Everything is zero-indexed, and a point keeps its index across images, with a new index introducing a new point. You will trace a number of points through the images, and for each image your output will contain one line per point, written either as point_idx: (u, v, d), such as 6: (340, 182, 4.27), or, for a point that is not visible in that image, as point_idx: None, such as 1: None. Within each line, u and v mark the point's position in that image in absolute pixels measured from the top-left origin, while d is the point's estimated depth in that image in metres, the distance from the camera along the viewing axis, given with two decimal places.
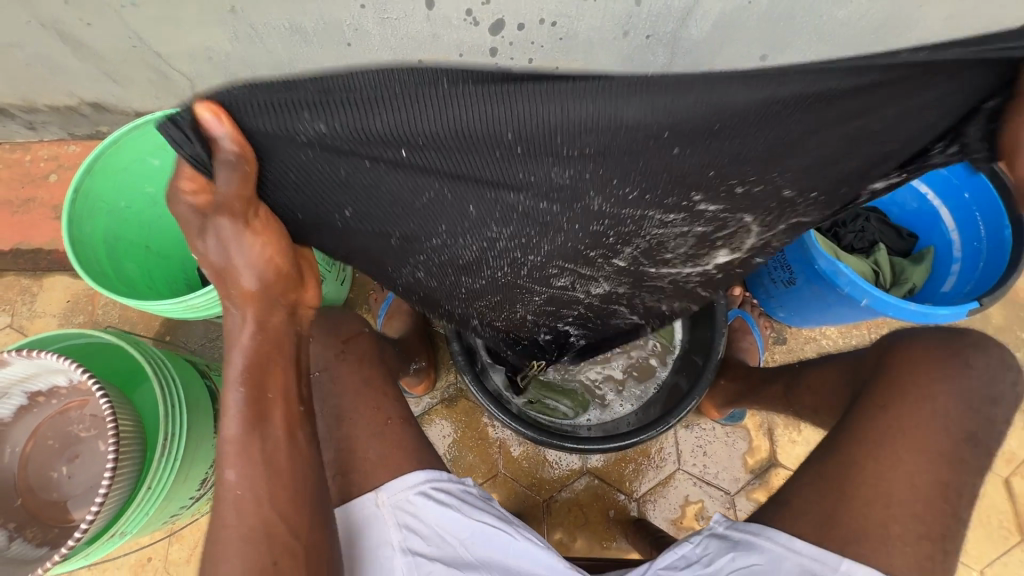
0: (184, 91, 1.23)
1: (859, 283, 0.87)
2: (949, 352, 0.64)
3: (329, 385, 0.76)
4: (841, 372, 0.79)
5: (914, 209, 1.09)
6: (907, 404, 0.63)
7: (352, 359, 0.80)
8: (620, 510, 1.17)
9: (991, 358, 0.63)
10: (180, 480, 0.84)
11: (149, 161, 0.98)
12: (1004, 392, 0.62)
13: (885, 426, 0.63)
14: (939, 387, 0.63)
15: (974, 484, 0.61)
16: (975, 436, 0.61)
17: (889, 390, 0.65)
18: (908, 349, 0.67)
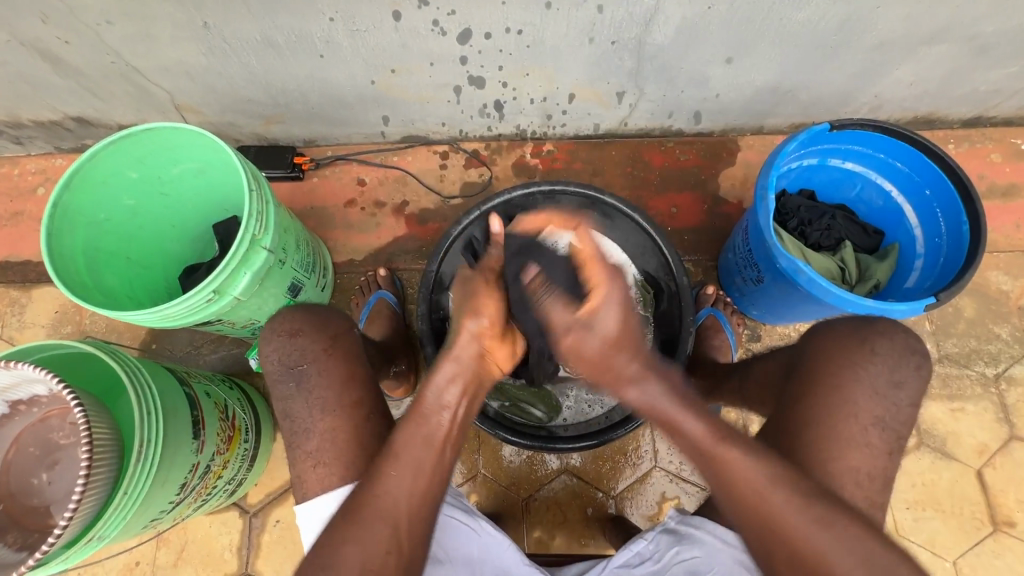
0: (165, 104, 1.27)
1: (817, 280, 0.89)
2: (857, 344, 0.74)
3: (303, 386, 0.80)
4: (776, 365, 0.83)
5: (879, 206, 1.11)
6: (821, 393, 0.72)
7: (341, 352, 0.82)
8: (598, 508, 1.19)
9: (893, 344, 0.73)
10: (159, 484, 0.85)
11: (129, 174, 1.02)
12: (907, 377, 0.72)
13: (801, 418, 0.72)
14: (849, 377, 0.72)
15: (883, 469, 0.70)
16: (883, 420, 0.71)
17: (805, 386, 0.73)
18: (821, 344, 0.76)
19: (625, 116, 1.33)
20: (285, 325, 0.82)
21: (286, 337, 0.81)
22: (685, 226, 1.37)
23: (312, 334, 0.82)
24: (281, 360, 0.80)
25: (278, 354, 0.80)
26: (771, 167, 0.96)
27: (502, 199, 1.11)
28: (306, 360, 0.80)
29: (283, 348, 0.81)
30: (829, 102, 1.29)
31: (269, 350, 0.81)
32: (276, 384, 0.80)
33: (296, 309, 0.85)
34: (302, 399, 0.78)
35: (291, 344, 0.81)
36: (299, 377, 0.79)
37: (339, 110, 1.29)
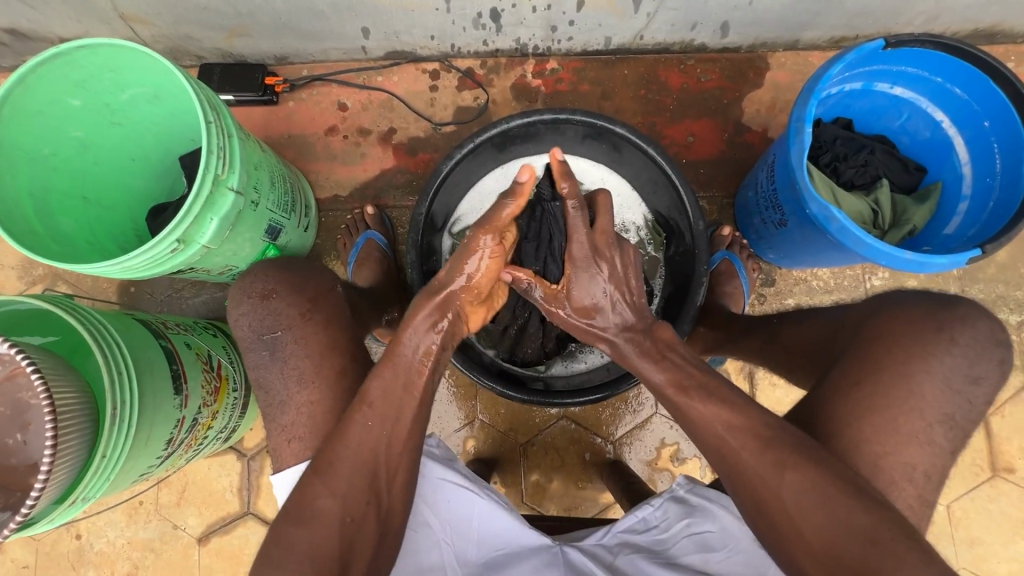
0: (107, 14, 1.09)
1: (851, 230, 0.79)
2: (933, 330, 0.63)
3: (299, 349, 0.74)
4: None
5: (925, 139, 0.98)
6: (883, 382, 0.62)
7: (320, 318, 0.77)
8: (596, 453, 1.17)
9: (977, 333, 0.62)
10: (141, 443, 0.82)
11: (69, 102, 0.89)
12: (988, 371, 0.62)
13: (849, 406, 0.62)
14: (918, 367, 0.61)
15: (943, 465, 0.62)
16: (951, 417, 0.61)
17: (865, 371, 0.63)
18: (888, 325, 0.65)
19: (641, 28, 1.15)
20: (264, 285, 0.77)
21: (259, 301, 0.76)
22: (702, 158, 1.24)
23: (288, 297, 0.76)
24: (254, 326, 0.75)
25: (250, 318, 0.75)
26: (811, 92, 0.82)
27: (499, 128, 0.97)
28: (282, 327, 0.74)
29: (254, 312, 0.76)
30: (878, 11, 1.11)
31: (240, 314, 0.75)
32: (249, 349, 0.74)
33: (273, 267, 0.79)
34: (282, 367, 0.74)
35: (263, 308, 0.75)
36: (273, 345, 0.74)
37: (312, 21, 1.12)
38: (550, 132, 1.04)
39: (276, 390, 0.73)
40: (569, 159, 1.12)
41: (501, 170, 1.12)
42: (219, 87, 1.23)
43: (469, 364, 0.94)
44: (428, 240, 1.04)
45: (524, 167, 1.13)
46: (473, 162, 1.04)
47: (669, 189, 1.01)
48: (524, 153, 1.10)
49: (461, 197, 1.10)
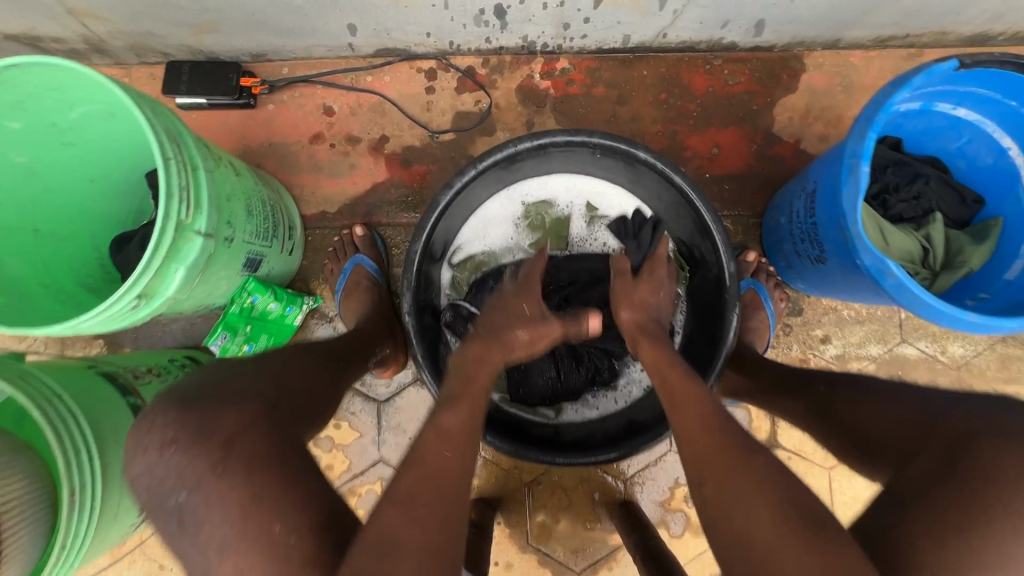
0: (53, 9, 0.95)
1: (909, 289, 0.69)
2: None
3: (211, 512, 0.51)
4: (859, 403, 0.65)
5: (987, 166, 0.86)
6: (993, 536, 0.45)
7: (237, 470, 0.52)
8: (606, 492, 1.11)
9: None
10: (109, 518, 0.74)
11: (9, 126, 0.76)
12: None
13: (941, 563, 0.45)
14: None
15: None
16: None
17: (964, 515, 0.46)
18: (994, 452, 0.48)
19: (665, 26, 1.02)
20: (159, 435, 0.54)
21: (158, 455, 0.53)
22: (727, 172, 1.12)
23: (190, 450, 0.53)
24: (153, 490, 0.53)
25: (146, 480, 0.54)
26: (871, 123, 0.71)
27: (505, 151, 0.86)
28: (186, 486, 0.51)
29: (151, 471, 0.53)
30: (936, 10, 0.98)
31: (138, 472, 0.54)
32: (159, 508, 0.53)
33: (172, 407, 0.56)
34: (194, 536, 0.51)
35: (161, 465, 0.53)
36: (182, 513, 0.52)
37: (290, 17, 0.98)
38: (562, 153, 0.92)
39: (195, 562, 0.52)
40: (583, 180, 1.01)
41: (506, 192, 1.00)
42: (188, 89, 1.10)
43: None
44: (425, 275, 0.93)
45: (532, 188, 1.01)
46: (476, 187, 0.92)
47: (695, 221, 0.90)
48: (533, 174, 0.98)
49: (462, 222, 0.99)
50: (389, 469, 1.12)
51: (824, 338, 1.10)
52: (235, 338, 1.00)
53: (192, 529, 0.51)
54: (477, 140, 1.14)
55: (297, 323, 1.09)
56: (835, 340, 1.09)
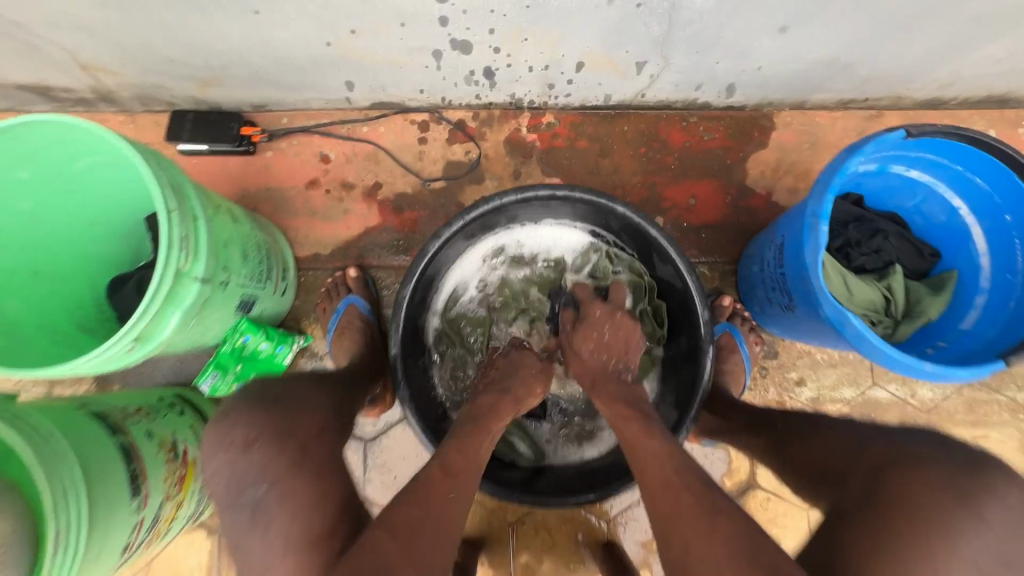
0: (66, 63, 1.00)
1: (868, 339, 0.73)
2: (956, 496, 0.50)
3: (285, 513, 0.57)
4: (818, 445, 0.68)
5: (940, 223, 0.92)
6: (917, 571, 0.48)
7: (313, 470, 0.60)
8: (589, 533, 1.12)
9: (1011, 513, 0.49)
10: (91, 563, 0.74)
11: (17, 175, 0.80)
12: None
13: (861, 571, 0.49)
14: (941, 542, 0.48)
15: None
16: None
17: (880, 530, 0.51)
18: (907, 478, 0.53)
19: (643, 87, 1.09)
20: (244, 433, 0.59)
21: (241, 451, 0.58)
22: (704, 221, 1.19)
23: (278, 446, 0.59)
24: (231, 483, 0.57)
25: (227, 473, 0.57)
26: (828, 187, 0.77)
27: (491, 204, 0.91)
28: (269, 480, 0.57)
29: (233, 466, 0.57)
30: (891, 79, 1.06)
31: (213, 470, 0.58)
32: (228, 512, 0.58)
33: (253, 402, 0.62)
34: (265, 532, 0.56)
35: (241, 462, 0.58)
36: (254, 508, 0.57)
37: (293, 75, 1.04)
38: (549, 206, 0.97)
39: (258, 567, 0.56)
40: (571, 230, 1.05)
41: (493, 239, 1.05)
42: (191, 136, 1.15)
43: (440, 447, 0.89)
44: (415, 317, 0.97)
45: (523, 237, 1.06)
46: (465, 236, 0.97)
47: (671, 275, 0.94)
48: (523, 225, 1.04)
49: (452, 267, 1.03)
50: (374, 509, 1.12)
51: (799, 381, 1.14)
52: (226, 377, 1.03)
53: (265, 524, 0.56)
54: (467, 187, 1.19)
55: (287, 362, 1.12)
56: (810, 383, 1.13)
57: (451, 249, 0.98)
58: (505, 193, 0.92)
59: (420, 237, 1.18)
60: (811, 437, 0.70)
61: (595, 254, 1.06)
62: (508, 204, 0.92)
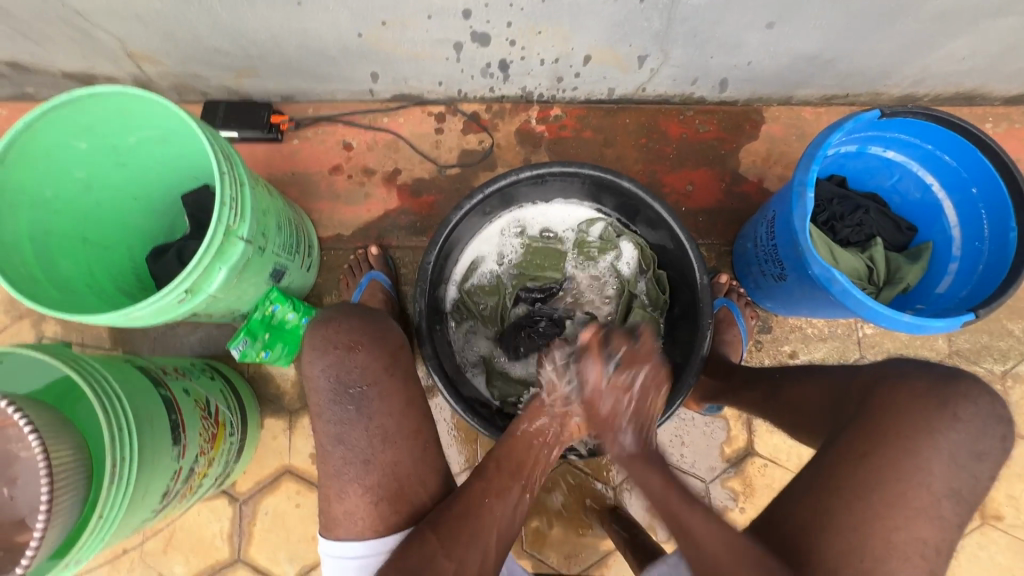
0: (114, 52, 1.09)
1: (852, 293, 0.82)
2: (935, 406, 0.61)
3: (384, 405, 0.73)
4: (815, 392, 0.76)
5: (916, 199, 1.02)
6: None
7: (400, 374, 0.75)
8: (597, 499, 1.17)
9: (979, 410, 0.59)
10: (138, 500, 0.79)
11: (77, 145, 0.87)
12: (991, 448, 0.59)
13: (860, 475, 0.60)
14: (925, 442, 0.59)
15: (953, 541, 0.57)
16: (952, 489, 0.58)
17: (869, 443, 0.61)
18: (892, 397, 0.63)
19: (644, 81, 1.19)
20: (345, 339, 0.71)
21: (348, 352, 0.71)
22: (701, 206, 1.28)
23: (376, 350, 0.73)
24: (338, 379, 0.71)
25: (335, 369, 0.71)
26: (813, 159, 0.86)
27: (508, 179, 0.99)
28: (369, 381, 0.72)
29: (341, 364, 0.71)
30: (868, 75, 1.17)
31: (324, 366, 0.71)
32: (330, 406, 0.71)
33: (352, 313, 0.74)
34: (367, 423, 0.72)
35: (348, 360, 0.71)
36: (359, 400, 0.72)
37: (323, 66, 1.13)
38: (559, 184, 1.06)
39: (359, 448, 0.72)
40: (578, 209, 1.14)
41: (507, 216, 1.14)
42: (223, 123, 1.23)
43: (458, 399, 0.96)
44: (435, 286, 1.04)
45: (533, 215, 1.15)
46: (481, 212, 1.05)
47: (671, 244, 1.03)
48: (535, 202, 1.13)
49: (468, 242, 1.11)
50: None
51: (792, 354, 1.21)
52: (255, 344, 1.07)
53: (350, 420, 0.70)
54: (481, 174, 1.28)
55: None
56: (802, 356, 1.21)
57: (469, 222, 1.06)
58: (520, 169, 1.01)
59: (436, 219, 1.26)
60: (804, 380, 0.79)
61: (602, 231, 1.14)
62: (522, 180, 1.01)
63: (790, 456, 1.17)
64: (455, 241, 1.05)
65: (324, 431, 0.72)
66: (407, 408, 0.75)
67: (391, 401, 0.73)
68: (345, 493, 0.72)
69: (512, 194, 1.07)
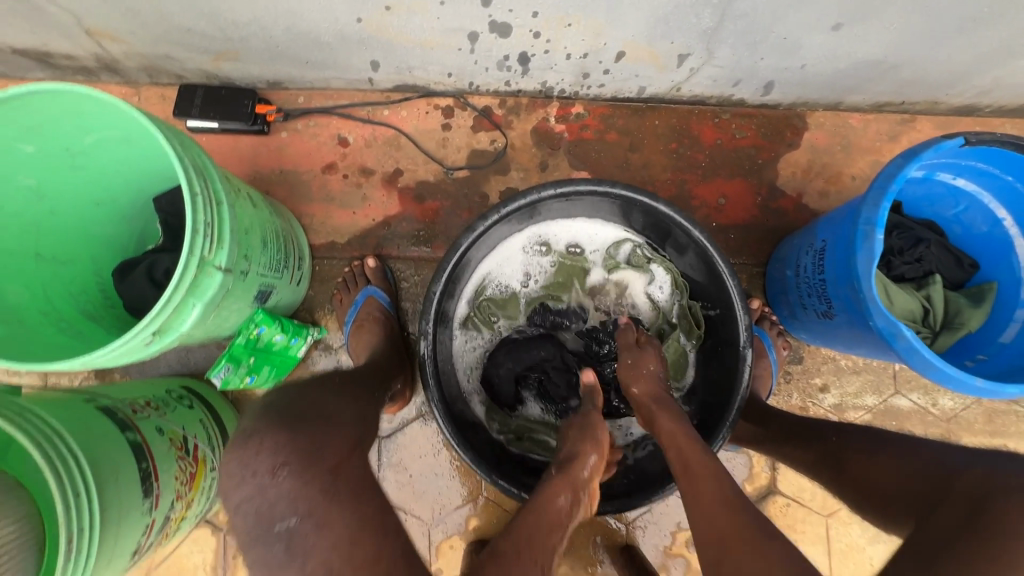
0: (69, 27, 0.93)
1: (920, 352, 0.72)
2: None
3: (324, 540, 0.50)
4: (887, 468, 0.68)
5: (981, 233, 0.91)
6: None
7: (346, 495, 0.54)
8: (608, 536, 1.10)
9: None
10: (103, 565, 0.70)
11: (21, 148, 0.73)
12: None
13: None
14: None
15: None
16: None
17: None
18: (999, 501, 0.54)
19: (680, 81, 1.05)
20: (269, 459, 0.51)
21: (269, 479, 0.50)
22: (733, 222, 1.16)
23: (307, 474, 0.52)
24: (259, 514, 0.50)
25: (252, 505, 0.50)
26: (884, 194, 0.75)
27: (530, 197, 0.87)
28: (298, 513, 0.50)
29: (261, 496, 0.50)
30: (932, 83, 1.04)
31: (240, 500, 0.51)
32: (252, 547, 0.51)
33: (274, 424, 0.54)
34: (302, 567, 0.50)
35: (275, 484, 0.50)
36: (290, 539, 0.50)
37: (315, 51, 0.98)
38: (586, 202, 0.94)
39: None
40: (604, 228, 1.02)
41: (524, 234, 1.01)
42: (200, 112, 1.08)
43: (465, 443, 0.86)
44: (443, 312, 0.93)
45: (555, 231, 1.03)
46: (497, 231, 0.93)
47: (707, 275, 0.92)
48: (557, 219, 1.01)
49: (481, 259, 1.00)
50: None
51: (823, 387, 1.13)
52: (238, 370, 0.95)
53: None
54: (492, 177, 1.15)
55: (299, 355, 1.07)
56: (834, 389, 1.12)
57: (484, 240, 0.94)
58: (542, 184, 0.88)
59: (441, 228, 1.14)
60: (870, 452, 0.71)
61: (629, 254, 1.03)
62: (545, 198, 0.88)
63: (815, 496, 1.10)
64: (466, 263, 0.93)
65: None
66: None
67: None
68: None
69: (531, 211, 0.94)
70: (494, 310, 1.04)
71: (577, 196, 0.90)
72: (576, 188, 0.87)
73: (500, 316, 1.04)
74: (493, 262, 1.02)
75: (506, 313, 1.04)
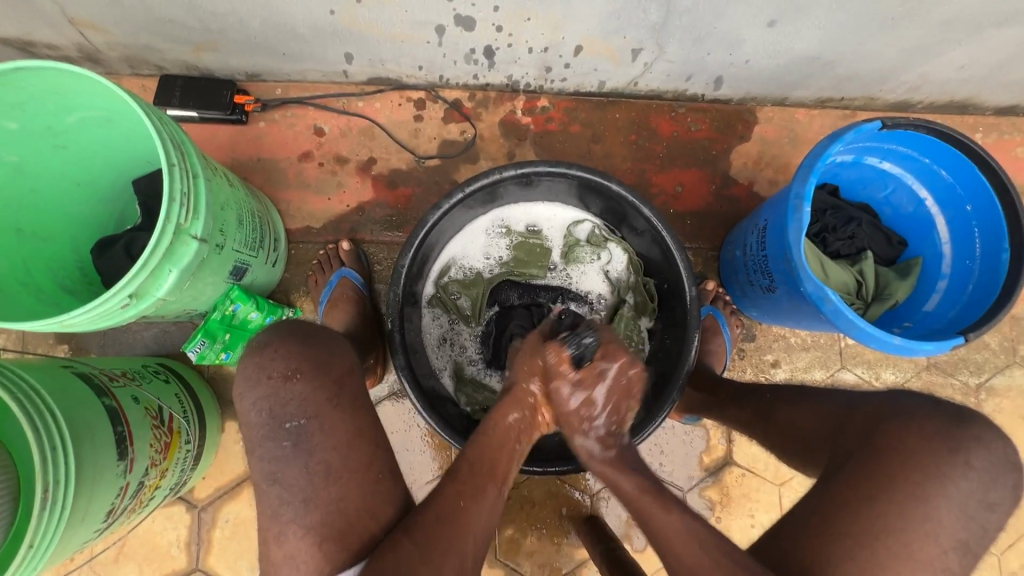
0: (53, 17, 0.97)
1: (844, 313, 0.79)
2: (947, 452, 0.59)
3: (327, 441, 0.65)
4: (811, 419, 0.74)
5: (908, 213, 0.99)
6: None
7: (347, 405, 0.67)
8: (573, 507, 1.14)
9: (994, 458, 0.59)
10: (77, 521, 0.72)
11: (5, 125, 0.77)
12: (1002, 497, 0.58)
13: (866, 522, 0.58)
14: (935, 489, 0.58)
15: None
16: (966, 543, 0.57)
17: (875, 487, 0.59)
18: (900, 437, 0.61)
19: (637, 75, 1.13)
20: (284, 363, 0.66)
21: (283, 382, 0.65)
22: (690, 209, 1.23)
23: (316, 380, 0.66)
24: (273, 415, 0.64)
25: (267, 403, 0.65)
26: (811, 170, 0.82)
27: (493, 177, 0.93)
28: (306, 414, 0.65)
29: (275, 395, 0.65)
30: (866, 79, 1.13)
31: (256, 399, 0.65)
32: (263, 443, 0.64)
33: (289, 339, 0.68)
34: (307, 461, 0.64)
35: (285, 391, 0.65)
36: (297, 436, 0.64)
37: (290, 43, 1.03)
38: (545, 184, 1.00)
39: (297, 485, 0.63)
40: (565, 210, 1.09)
41: (489, 215, 1.07)
42: (181, 102, 1.12)
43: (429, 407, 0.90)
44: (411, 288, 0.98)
45: (519, 213, 1.09)
46: (463, 210, 0.99)
47: (659, 252, 0.98)
48: (520, 200, 1.07)
49: (448, 239, 1.05)
50: None
51: (775, 363, 1.20)
52: (213, 346, 1.00)
53: (315, 450, 0.64)
54: (462, 166, 1.21)
55: None
56: (785, 365, 1.19)
57: (449, 219, 0.98)
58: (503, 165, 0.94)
59: (413, 214, 1.19)
60: (797, 404, 0.78)
61: (588, 235, 1.10)
62: (505, 178, 0.94)
63: (768, 466, 1.16)
64: (432, 240, 0.98)
65: (256, 470, 0.64)
66: (370, 419, 0.70)
67: (363, 426, 0.68)
68: (285, 536, 0.62)
69: (494, 192, 0.99)
70: (460, 287, 1.09)
71: (536, 177, 0.96)
72: (533, 168, 0.93)
73: (466, 293, 1.09)
74: (459, 241, 1.07)
75: (472, 290, 1.09)
